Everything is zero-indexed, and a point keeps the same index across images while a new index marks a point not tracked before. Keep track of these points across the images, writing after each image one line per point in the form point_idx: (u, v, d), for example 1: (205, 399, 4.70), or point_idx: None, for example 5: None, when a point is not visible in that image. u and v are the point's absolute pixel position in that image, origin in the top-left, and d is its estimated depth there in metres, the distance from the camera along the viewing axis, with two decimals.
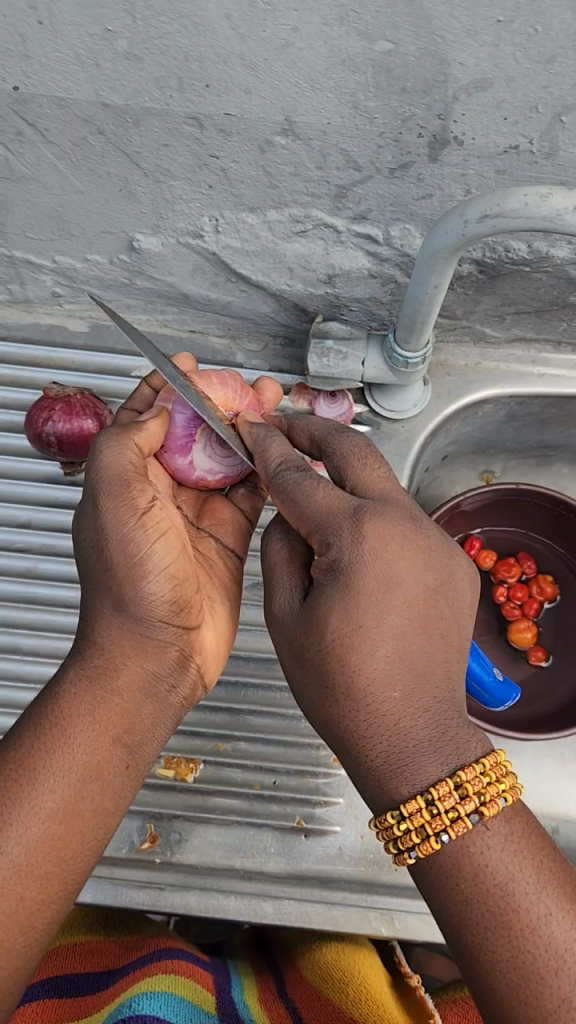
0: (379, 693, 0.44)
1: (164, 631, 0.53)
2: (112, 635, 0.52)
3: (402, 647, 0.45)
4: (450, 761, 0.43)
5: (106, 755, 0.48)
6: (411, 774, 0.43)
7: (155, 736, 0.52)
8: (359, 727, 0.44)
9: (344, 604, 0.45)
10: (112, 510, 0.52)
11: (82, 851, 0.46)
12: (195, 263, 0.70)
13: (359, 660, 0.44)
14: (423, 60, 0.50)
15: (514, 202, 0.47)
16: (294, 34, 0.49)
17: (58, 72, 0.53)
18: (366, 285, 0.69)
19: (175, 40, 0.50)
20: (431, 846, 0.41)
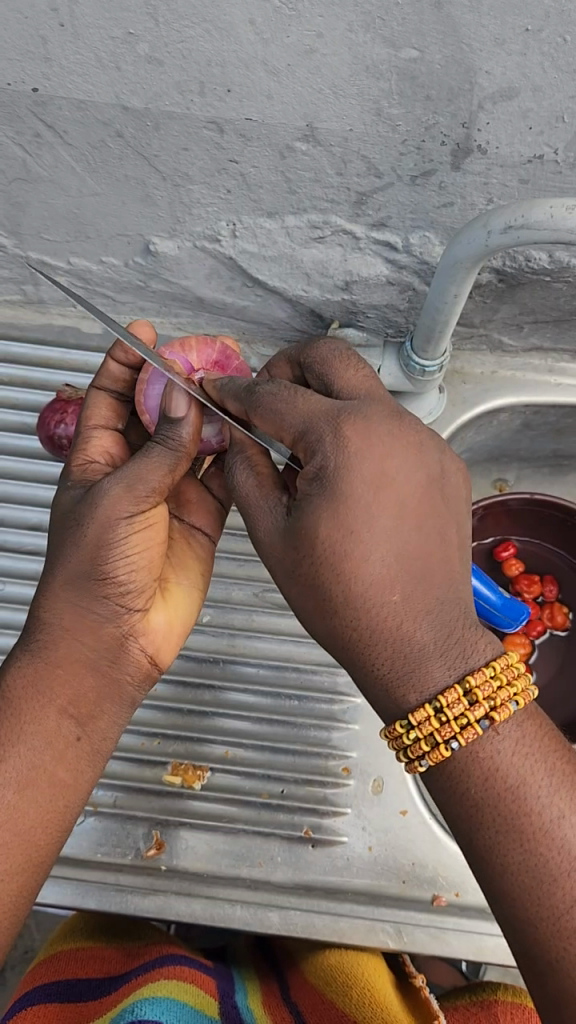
0: (378, 594, 0.45)
1: (114, 612, 0.52)
2: (62, 615, 0.51)
3: (393, 549, 0.46)
4: (456, 665, 0.44)
5: (51, 726, 0.49)
6: (416, 684, 0.44)
7: (109, 709, 0.52)
8: (362, 632, 0.46)
9: (335, 510, 0.46)
10: (114, 496, 0.51)
11: (44, 824, 0.47)
12: (211, 267, 0.69)
13: (354, 562, 0.45)
14: (449, 68, 0.49)
15: (539, 213, 0.47)
16: (318, 40, 0.49)
17: (78, 75, 0.53)
18: (383, 292, 0.68)
19: (198, 44, 0.50)
20: (441, 754, 0.43)
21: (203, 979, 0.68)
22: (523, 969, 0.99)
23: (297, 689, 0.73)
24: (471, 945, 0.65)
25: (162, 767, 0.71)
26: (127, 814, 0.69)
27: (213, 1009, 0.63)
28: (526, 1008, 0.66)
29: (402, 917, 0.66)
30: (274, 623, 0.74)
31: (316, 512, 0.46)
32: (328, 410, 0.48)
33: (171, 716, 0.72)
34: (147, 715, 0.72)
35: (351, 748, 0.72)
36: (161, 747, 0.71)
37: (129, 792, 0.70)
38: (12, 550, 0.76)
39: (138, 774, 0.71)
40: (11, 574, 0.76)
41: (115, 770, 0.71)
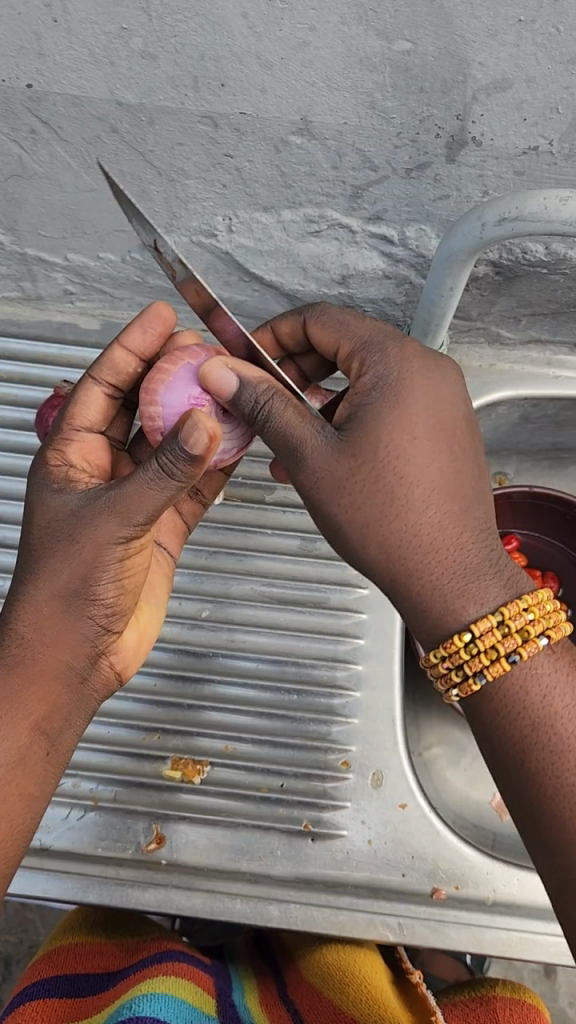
0: (432, 511, 0.50)
1: (96, 631, 0.52)
2: (46, 632, 0.50)
3: (442, 481, 0.50)
4: (509, 586, 0.50)
5: (26, 743, 0.49)
6: (457, 598, 0.49)
7: (76, 721, 0.52)
8: (420, 545, 0.50)
9: (391, 442, 0.50)
10: (113, 520, 0.49)
11: (11, 834, 0.48)
12: (208, 261, 0.69)
13: (413, 483, 0.50)
14: (442, 60, 0.49)
15: (533, 205, 0.47)
16: (311, 33, 0.49)
17: (72, 70, 0.53)
18: (380, 285, 0.68)
19: (191, 37, 0.50)
20: (498, 664, 0.47)
21: (200, 977, 0.68)
22: (526, 963, 0.99)
23: (297, 684, 0.73)
24: (471, 937, 0.65)
25: (162, 762, 0.71)
26: (127, 808, 0.70)
27: (210, 1005, 0.64)
28: (526, 1004, 0.66)
29: (404, 911, 0.66)
30: (273, 617, 0.75)
31: (373, 443, 0.50)
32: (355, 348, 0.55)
33: (171, 711, 0.72)
34: (147, 709, 0.72)
35: (351, 742, 0.71)
36: (161, 742, 0.71)
37: (129, 786, 0.70)
38: (11, 547, 0.76)
39: (137, 769, 0.71)
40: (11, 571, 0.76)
41: (115, 765, 0.71)
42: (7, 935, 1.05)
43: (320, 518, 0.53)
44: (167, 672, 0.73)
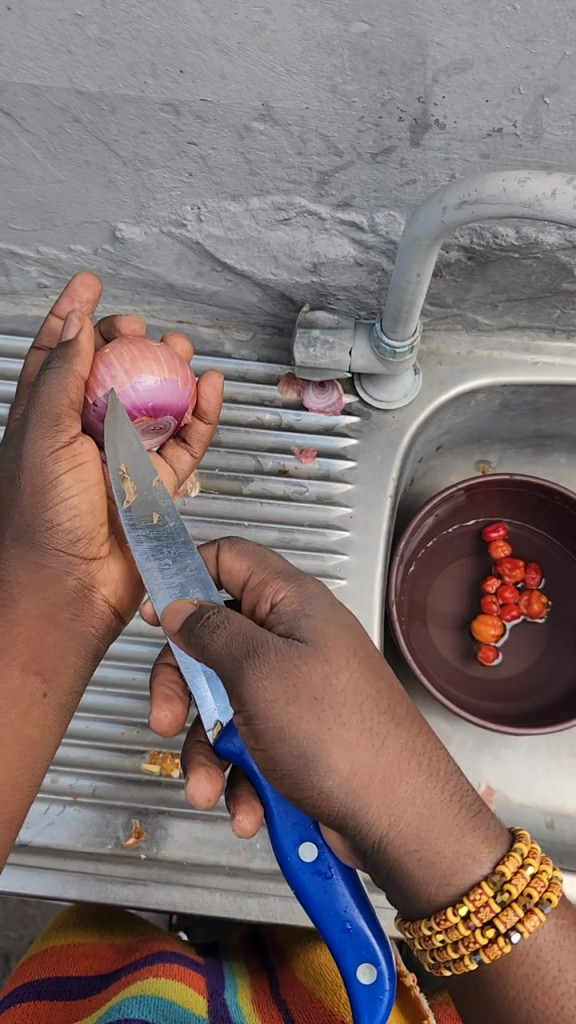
0: (396, 761, 0.43)
1: (67, 561, 0.56)
2: (18, 574, 0.55)
3: (406, 705, 0.45)
4: (492, 834, 0.44)
5: (18, 684, 0.53)
6: (459, 848, 0.43)
7: (73, 659, 0.57)
8: (405, 858, 0.43)
9: (347, 667, 0.44)
10: (36, 446, 0.52)
11: (13, 783, 0.53)
12: (179, 252, 0.68)
13: (382, 778, 0.43)
14: (400, 41, 0.48)
15: (492, 187, 0.46)
16: (267, 16, 0.48)
17: (30, 59, 0.52)
18: (353, 273, 0.68)
19: (146, 24, 0.49)
20: (498, 945, 0.42)
21: (191, 978, 0.67)
22: None
23: None
24: None
25: (141, 756, 0.71)
26: (107, 803, 0.69)
27: (200, 1005, 0.62)
28: None
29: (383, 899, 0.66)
30: None
31: (334, 674, 0.43)
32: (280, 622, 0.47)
33: (150, 705, 0.72)
34: (125, 703, 0.72)
35: None
36: (140, 736, 0.71)
37: (109, 781, 0.70)
38: None
39: (116, 763, 0.71)
40: None
41: (95, 759, 0.71)
42: (6, 931, 1.05)
43: (284, 763, 0.43)
44: (147, 666, 0.73)
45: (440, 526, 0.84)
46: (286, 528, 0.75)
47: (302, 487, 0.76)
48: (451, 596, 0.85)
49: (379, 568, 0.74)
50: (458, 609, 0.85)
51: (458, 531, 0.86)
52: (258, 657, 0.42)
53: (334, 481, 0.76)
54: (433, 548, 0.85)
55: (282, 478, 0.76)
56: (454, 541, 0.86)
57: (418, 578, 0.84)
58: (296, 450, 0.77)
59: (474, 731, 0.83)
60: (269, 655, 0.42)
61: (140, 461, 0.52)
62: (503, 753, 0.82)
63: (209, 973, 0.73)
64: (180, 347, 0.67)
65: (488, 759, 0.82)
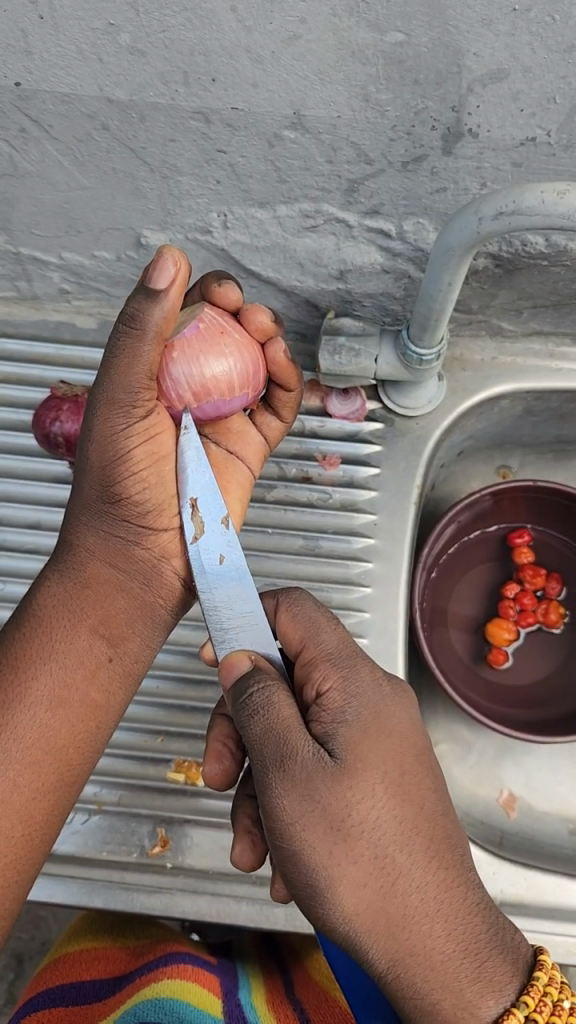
0: (408, 899, 0.42)
1: (135, 532, 0.56)
2: (87, 539, 0.57)
3: (429, 835, 0.44)
4: (507, 982, 0.42)
5: (84, 650, 0.55)
6: (471, 999, 0.41)
7: (138, 631, 0.57)
8: (413, 994, 0.42)
9: (369, 796, 0.44)
10: (108, 414, 0.53)
11: (75, 743, 0.54)
12: (204, 258, 0.68)
13: (393, 911, 0.42)
14: (436, 52, 0.48)
15: (530, 198, 0.45)
16: (302, 25, 0.47)
17: (61, 67, 0.52)
18: (379, 280, 0.67)
19: (180, 33, 0.49)
20: None
21: (205, 977, 0.67)
22: None
23: None
24: None
25: (165, 764, 0.71)
26: (131, 811, 0.70)
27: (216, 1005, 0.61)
28: None
29: None
30: None
31: (352, 802, 0.43)
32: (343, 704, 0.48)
33: (173, 713, 0.72)
34: (148, 712, 0.72)
35: None
36: (164, 745, 0.71)
37: (134, 789, 0.70)
38: (11, 548, 0.76)
39: (141, 772, 0.71)
40: (11, 574, 0.76)
41: (118, 767, 0.71)
42: (19, 935, 1.05)
43: (296, 888, 0.44)
44: (170, 674, 0.72)
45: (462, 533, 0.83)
46: (310, 536, 0.75)
47: (326, 494, 0.76)
48: (472, 602, 0.85)
49: (404, 576, 0.74)
50: (477, 614, 0.84)
51: (480, 536, 0.85)
52: (283, 776, 0.44)
53: (357, 488, 0.76)
54: (455, 553, 0.85)
55: (306, 485, 0.76)
56: (476, 547, 0.86)
57: (440, 582, 0.84)
58: (320, 457, 0.77)
59: (495, 737, 0.83)
60: (292, 774, 0.44)
61: (205, 494, 0.55)
62: (523, 759, 0.83)
63: (223, 972, 0.71)
64: (260, 326, 0.57)
65: (509, 765, 0.82)
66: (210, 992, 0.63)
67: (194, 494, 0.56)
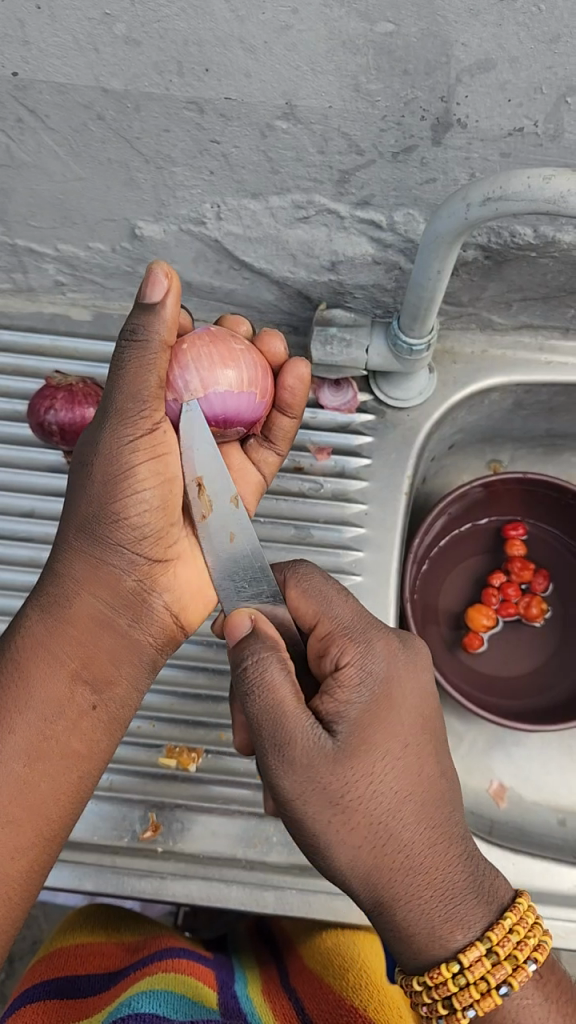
0: (393, 851, 0.45)
1: (129, 561, 0.57)
2: (74, 567, 0.56)
3: (423, 797, 0.46)
4: (481, 920, 0.44)
5: (68, 692, 0.54)
6: (440, 937, 0.44)
7: (124, 673, 0.57)
8: (396, 931, 0.45)
9: (366, 764, 0.46)
10: (110, 433, 0.53)
11: (56, 795, 0.52)
12: (198, 249, 0.69)
13: (382, 863, 0.45)
14: (425, 41, 0.49)
15: (516, 184, 0.46)
16: (293, 15, 0.48)
17: (57, 58, 0.53)
18: (370, 271, 0.68)
19: (174, 23, 0.50)
20: (491, 999, 0.43)
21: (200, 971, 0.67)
22: None
23: None
24: None
25: (157, 750, 0.72)
26: (124, 797, 0.70)
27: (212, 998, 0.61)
28: None
29: None
30: None
31: (351, 772, 0.46)
32: (353, 670, 0.48)
33: (166, 699, 0.72)
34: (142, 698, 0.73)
35: None
36: (156, 731, 0.72)
37: (127, 775, 0.71)
38: (5, 537, 0.77)
39: (134, 757, 0.71)
40: (5, 563, 0.76)
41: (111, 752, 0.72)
42: None
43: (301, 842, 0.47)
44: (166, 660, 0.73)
45: (452, 525, 0.84)
46: (302, 525, 0.76)
47: (317, 484, 0.77)
48: (460, 594, 0.86)
49: (395, 565, 0.75)
50: (465, 606, 0.85)
51: (470, 529, 0.86)
52: (281, 756, 0.46)
53: (349, 478, 0.77)
54: (445, 545, 0.85)
55: (298, 475, 0.77)
56: (466, 540, 0.87)
57: (429, 573, 0.85)
58: (312, 447, 0.78)
59: (486, 728, 0.84)
60: (291, 754, 0.46)
61: (211, 474, 0.56)
62: (514, 750, 0.83)
63: (219, 966, 0.71)
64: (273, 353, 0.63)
65: (500, 757, 0.83)
66: (205, 985, 0.64)
67: (200, 471, 0.56)
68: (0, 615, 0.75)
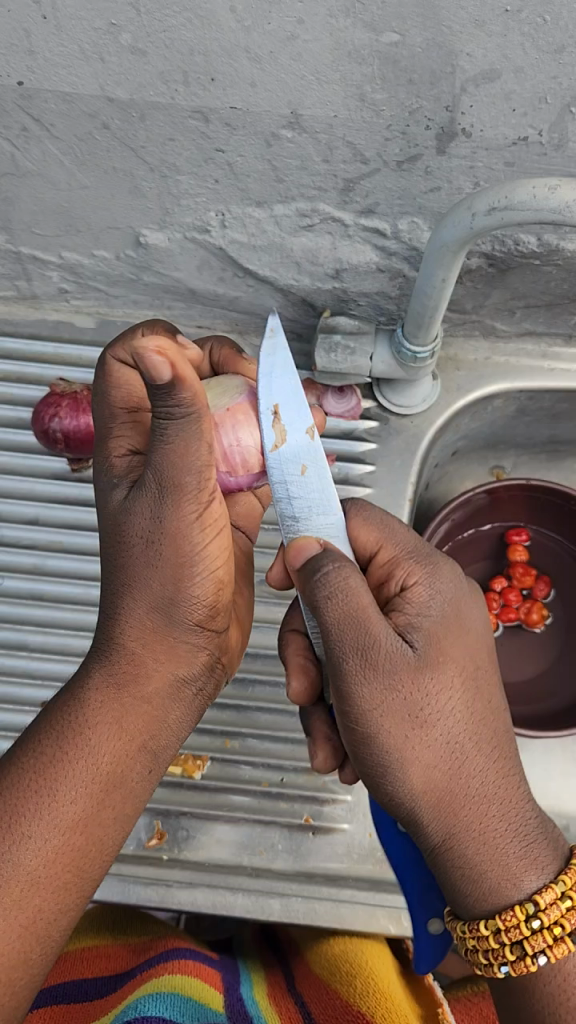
0: (464, 776, 0.46)
1: (197, 636, 0.52)
2: (140, 637, 0.50)
3: (487, 734, 0.47)
4: (550, 864, 0.46)
5: (129, 761, 0.48)
6: (513, 878, 0.45)
7: (178, 736, 0.52)
8: (459, 865, 0.46)
9: (446, 689, 0.46)
10: (173, 511, 0.47)
11: (105, 855, 0.47)
12: (202, 257, 0.69)
13: (456, 786, 0.46)
14: (430, 51, 0.49)
15: (522, 194, 0.47)
16: (299, 26, 0.49)
17: (63, 67, 0.53)
18: (374, 278, 0.68)
19: (180, 33, 0.50)
20: (560, 947, 0.43)
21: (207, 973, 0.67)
22: None
23: None
24: None
25: None
26: None
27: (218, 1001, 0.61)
28: None
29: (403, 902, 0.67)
30: (272, 611, 0.75)
31: (431, 694, 0.46)
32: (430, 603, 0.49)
33: None
34: None
35: None
36: None
37: None
38: (9, 545, 0.77)
39: None
40: (9, 570, 0.76)
41: None
42: None
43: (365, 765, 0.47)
44: None
45: (456, 531, 0.84)
46: None
47: None
48: None
49: None
50: None
51: (473, 535, 0.87)
52: (363, 666, 0.45)
53: (353, 485, 0.77)
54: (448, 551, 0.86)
55: None
56: (469, 546, 0.87)
57: None
58: None
59: None
60: (373, 664, 0.45)
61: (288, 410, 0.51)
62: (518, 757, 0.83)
63: (224, 968, 0.71)
64: None
65: None
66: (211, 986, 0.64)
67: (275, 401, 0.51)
68: (3, 622, 0.75)
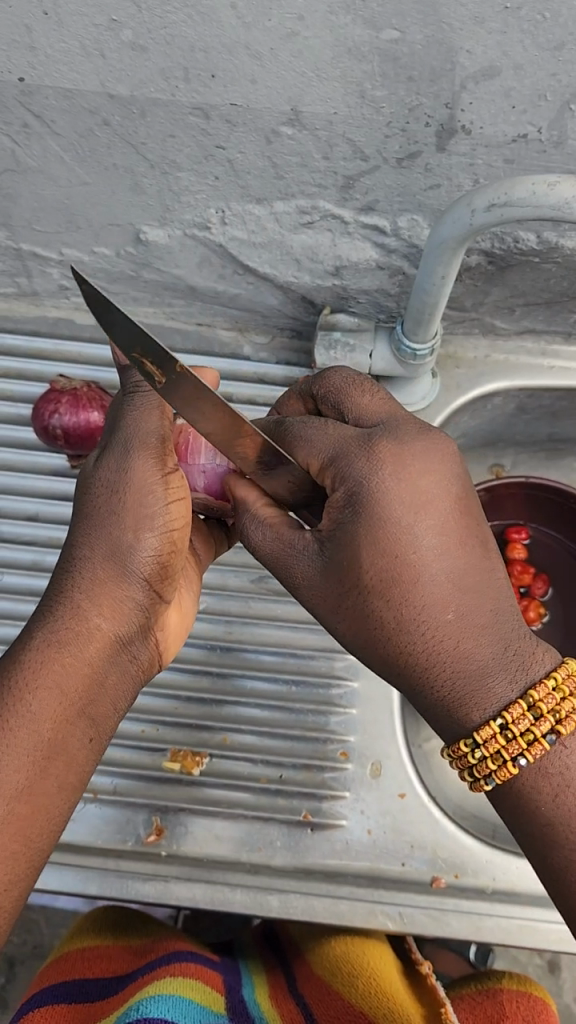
0: (429, 614, 0.46)
1: (146, 594, 0.50)
2: (91, 592, 0.48)
3: (451, 564, 0.47)
4: (518, 678, 0.46)
5: (69, 726, 0.45)
6: (478, 702, 0.46)
7: (116, 708, 0.49)
8: (433, 684, 0.47)
9: (399, 538, 0.46)
10: (137, 462, 0.49)
11: (37, 830, 0.44)
12: (202, 254, 0.69)
13: (414, 604, 0.46)
14: (430, 48, 0.49)
15: (521, 191, 0.47)
16: (300, 22, 0.49)
17: (64, 63, 0.53)
18: (374, 276, 0.69)
19: (181, 29, 0.50)
20: (529, 747, 0.44)
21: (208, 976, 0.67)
22: (532, 957, 0.98)
23: (294, 674, 0.74)
24: (470, 924, 0.67)
25: (161, 754, 0.72)
26: (127, 801, 0.71)
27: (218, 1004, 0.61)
28: (531, 996, 0.65)
29: (403, 901, 0.67)
30: (270, 608, 0.75)
31: (381, 534, 0.46)
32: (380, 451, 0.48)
33: (170, 703, 0.73)
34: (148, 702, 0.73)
35: (349, 733, 0.73)
36: (159, 735, 0.72)
37: (130, 778, 0.71)
38: (9, 541, 0.77)
39: (137, 761, 0.72)
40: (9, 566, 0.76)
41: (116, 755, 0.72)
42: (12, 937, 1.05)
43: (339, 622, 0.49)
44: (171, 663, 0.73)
45: None
46: None
47: None
48: None
49: None
50: None
51: None
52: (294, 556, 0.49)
53: None
54: None
55: None
56: None
57: None
58: None
59: None
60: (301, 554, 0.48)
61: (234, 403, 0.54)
62: None
63: (225, 967, 0.72)
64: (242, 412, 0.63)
65: None
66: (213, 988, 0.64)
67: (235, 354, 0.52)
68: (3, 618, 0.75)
